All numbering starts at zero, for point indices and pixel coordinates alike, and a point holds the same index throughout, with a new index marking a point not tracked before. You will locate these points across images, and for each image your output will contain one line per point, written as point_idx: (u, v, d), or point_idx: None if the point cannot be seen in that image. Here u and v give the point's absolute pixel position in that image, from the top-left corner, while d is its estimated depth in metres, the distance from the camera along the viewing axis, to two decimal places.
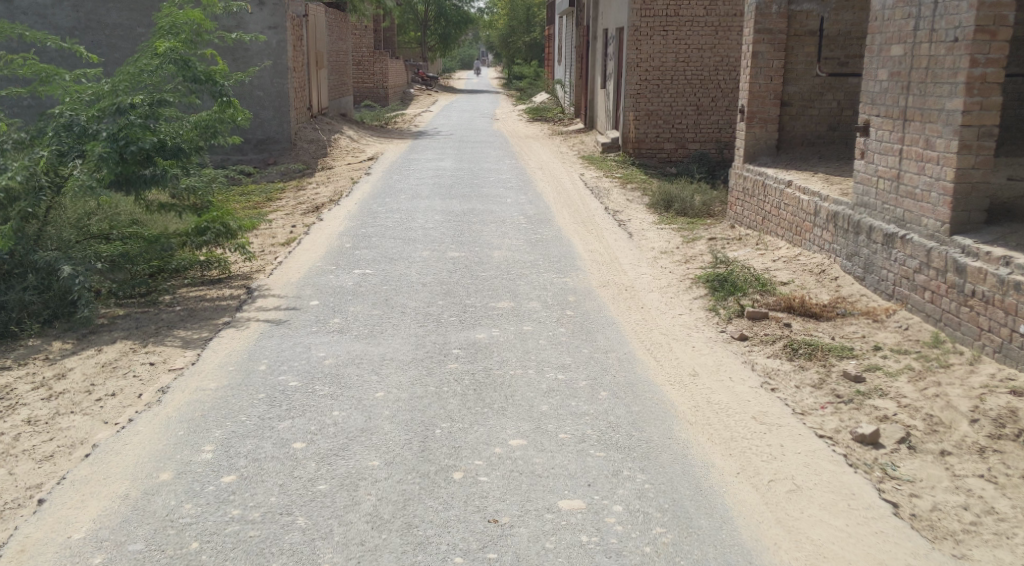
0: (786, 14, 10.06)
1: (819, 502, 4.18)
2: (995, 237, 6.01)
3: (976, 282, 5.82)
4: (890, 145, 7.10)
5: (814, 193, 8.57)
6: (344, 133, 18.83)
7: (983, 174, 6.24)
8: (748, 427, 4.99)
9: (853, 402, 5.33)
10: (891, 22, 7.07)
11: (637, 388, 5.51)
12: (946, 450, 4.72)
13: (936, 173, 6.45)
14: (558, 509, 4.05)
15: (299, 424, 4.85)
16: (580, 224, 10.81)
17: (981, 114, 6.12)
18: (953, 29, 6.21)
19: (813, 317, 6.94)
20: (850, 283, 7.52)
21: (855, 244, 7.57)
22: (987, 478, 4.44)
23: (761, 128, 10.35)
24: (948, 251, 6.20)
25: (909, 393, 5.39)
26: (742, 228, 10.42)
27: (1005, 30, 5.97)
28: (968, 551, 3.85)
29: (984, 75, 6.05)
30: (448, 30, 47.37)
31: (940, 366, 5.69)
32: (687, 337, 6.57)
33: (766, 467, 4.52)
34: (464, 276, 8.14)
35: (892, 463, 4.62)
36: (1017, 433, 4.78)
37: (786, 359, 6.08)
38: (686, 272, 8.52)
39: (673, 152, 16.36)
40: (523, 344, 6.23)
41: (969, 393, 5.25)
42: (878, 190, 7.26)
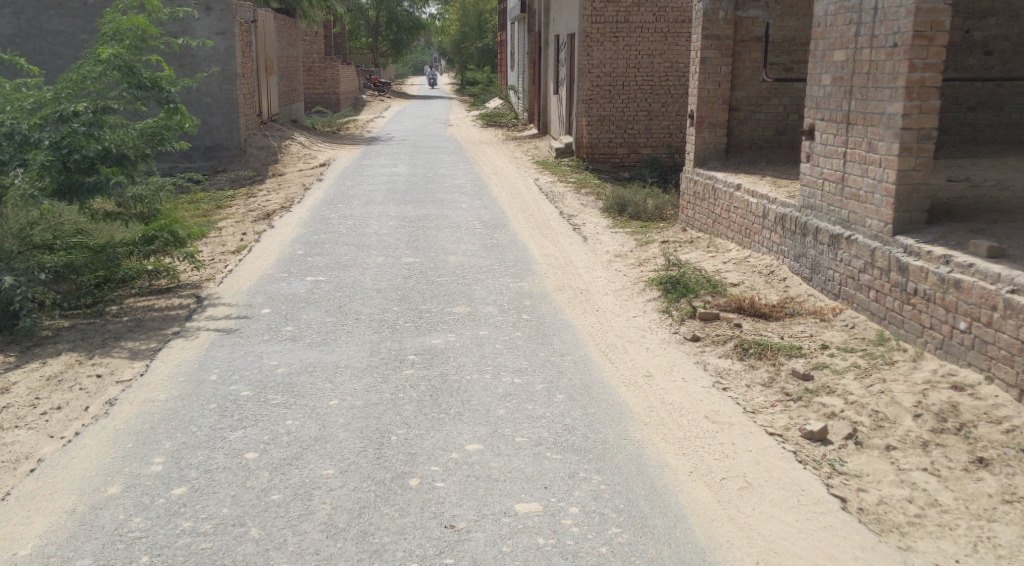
0: (732, 20, 10.22)
1: (770, 499, 4.25)
2: (935, 236, 6.18)
3: (918, 281, 5.97)
4: (834, 148, 7.26)
5: (762, 196, 8.71)
6: (295, 139, 18.69)
7: (924, 175, 6.41)
8: (701, 426, 5.05)
9: (802, 400, 5.44)
10: (833, 28, 7.23)
11: (594, 390, 5.55)
12: (891, 445, 4.84)
13: (878, 175, 6.60)
14: (514, 512, 4.06)
15: (251, 434, 4.80)
16: (536, 229, 10.82)
17: (920, 117, 6.28)
18: (893, 34, 6.36)
19: (762, 317, 7.07)
20: (798, 284, 7.67)
21: (802, 245, 7.72)
22: (930, 472, 4.55)
23: (710, 133, 10.52)
24: (891, 250, 6.36)
25: (856, 390, 5.51)
26: (694, 231, 10.56)
27: (941, 35, 6.14)
28: (913, 543, 3.94)
29: (922, 79, 6.22)
30: (400, 35, 47.32)
31: (885, 363, 5.83)
32: (642, 339, 6.64)
33: (719, 465, 4.59)
34: (420, 282, 8.12)
35: (840, 458, 4.73)
36: (958, 427, 4.90)
37: (737, 359, 6.19)
38: (640, 274, 8.60)
39: (626, 156, 16.48)
40: (479, 349, 6.24)
41: (913, 390, 5.38)
42: (824, 193, 7.41)
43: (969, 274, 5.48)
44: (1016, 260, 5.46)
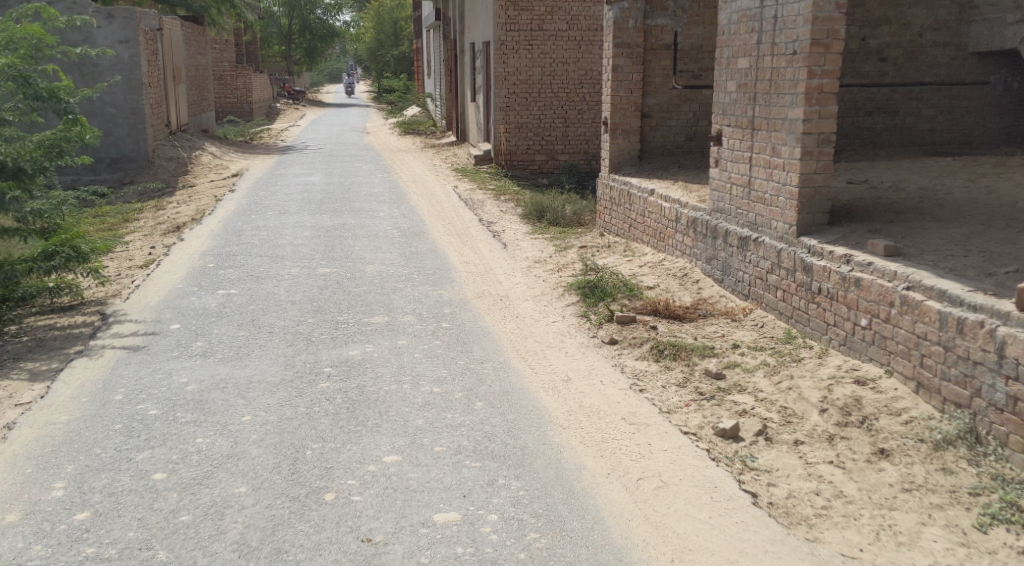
0: (642, 28, 10.41)
1: (684, 497, 4.34)
2: (836, 237, 6.41)
3: (821, 280, 6.18)
4: (740, 153, 7.47)
5: (674, 200, 8.90)
6: (206, 150, 18.27)
7: (824, 178, 6.64)
8: (618, 428, 5.12)
9: (715, 398, 5.58)
10: (736, 36, 7.45)
11: (513, 396, 5.58)
12: (799, 440, 4.99)
13: (782, 178, 6.81)
14: (433, 523, 4.05)
15: (159, 454, 4.66)
16: (455, 237, 10.81)
17: (820, 122, 6.51)
18: (792, 42, 6.58)
19: (677, 319, 7.22)
20: (710, 286, 7.85)
21: (714, 248, 7.91)
22: (836, 464, 4.72)
23: (624, 140, 10.69)
24: (796, 251, 6.57)
25: (766, 387, 5.68)
26: (611, 236, 10.71)
27: (837, 43, 6.38)
28: (820, 534, 4.07)
29: (821, 85, 6.45)
30: (314, 43, 46.74)
31: (793, 360, 6.02)
32: (560, 344, 6.69)
33: (635, 466, 4.66)
34: (336, 292, 8.02)
35: (751, 454, 4.86)
36: (861, 420, 5.09)
37: (652, 360, 6.30)
38: (559, 280, 8.68)
39: (544, 163, 16.66)
40: (396, 359, 6.20)
41: (819, 385, 5.57)
42: (732, 196, 7.61)
43: (868, 272, 5.70)
44: (910, 258, 5.71)
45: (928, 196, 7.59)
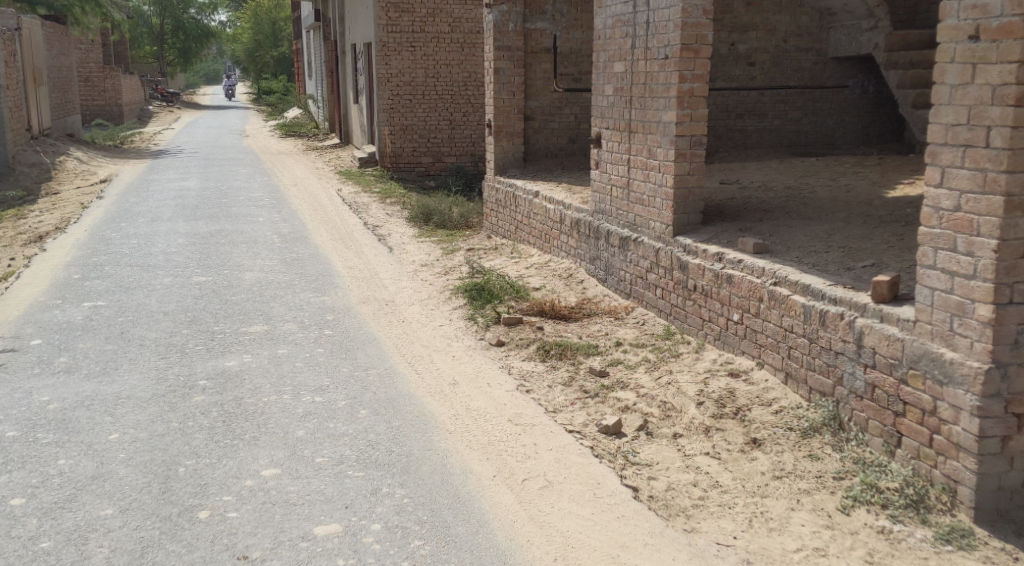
0: (522, 31, 10.50)
1: (569, 495, 4.39)
2: (709, 236, 6.62)
3: (696, 278, 6.37)
4: (618, 155, 7.62)
5: (558, 201, 9.02)
6: (72, 155, 17.39)
7: (698, 179, 6.85)
8: (504, 430, 5.14)
9: (598, 396, 5.67)
10: (612, 41, 7.61)
11: (398, 403, 5.52)
12: (678, 433, 5.14)
13: (658, 180, 6.99)
14: (313, 536, 3.96)
15: (18, 479, 4.40)
16: (338, 241, 10.63)
17: (691, 125, 6.72)
18: (664, 47, 6.76)
19: (562, 318, 7.31)
20: (595, 285, 8.00)
21: (596, 248, 8.05)
22: (712, 455, 4.87)
23: (508, 142, 10.76)
24: (673, 250, 6.76)
25: (647, 383, 5.82)
26: (498, 237, 10.77)
27: (705, 48, 6.60)
28: (698, 525, 4.20)
29: (692, 89, 6.65)
30: (188, 44, 45.17)
31: (672, 355, 6.19)
32: (446, 348, 6.67)
33: (520, 466, 4.69)
34: (213, 301, 7.76)
35: (633, 450, 4.96)
36: (735, 411, 5.28)
37: (539, 361, 6.35)
38: (445, 283, 8.66)
39: (431, 165, 16.61)
40: (276, 369, 6.04)
41: (696, 379, 5.75)
42: (612, 198, 7.77)
43: (738, 269, 5.91)
44: (777, 254, 5.95)
45: (794, 195, 7.95)
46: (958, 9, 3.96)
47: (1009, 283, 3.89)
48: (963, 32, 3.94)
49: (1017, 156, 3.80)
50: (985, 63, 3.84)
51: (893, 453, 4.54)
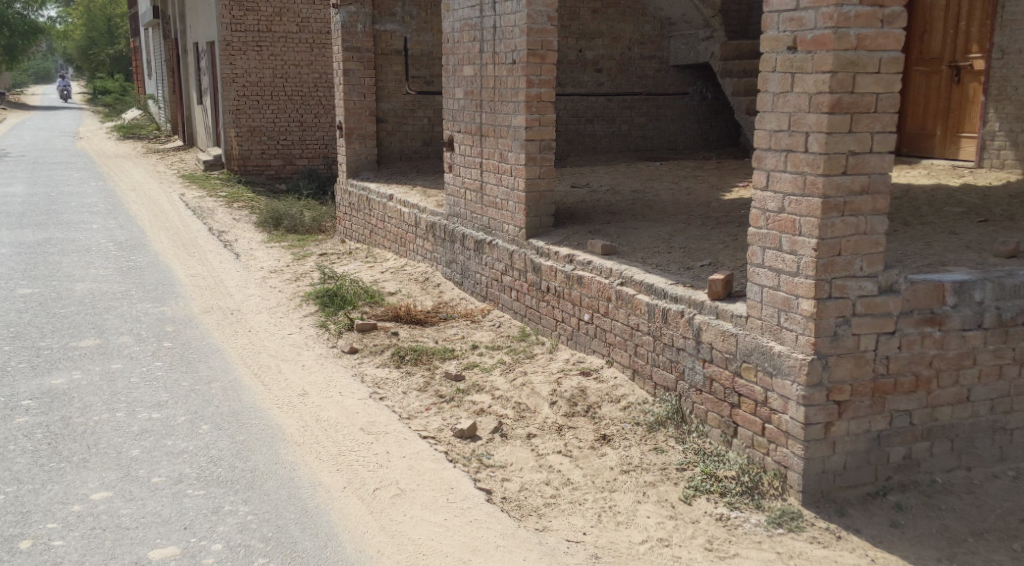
0: (371, 33, 10.38)
1: (421, 503, 4.36)
2: (559, 238, 6.74)
3: (549, 279, 6.47)
4: (471, 158, 7.65)
5: (412, 205, 8.97)
6: None
7: (548, 182, 6.95)
8: (355, 439, 5.06)
9: (454, 400, 5.67)
10: (460, 45, 7.63)
11: (243, 416, 5.33)
12: (531, 433, 5.20)
13: (510, 183, 7.05)
14: (148, 560, 3.77)
15: None
16: (181, 249, 10.18)
17: (541, 130, 6.81)
18: (512, 52, 6.83)
19: (418, 323, 7.26)
20: (450, 288, 8.00)
21: (451, 251, 8.06)
22: (564, 453, 4.96)
23: (360, 145, 10.61)
24: (525, 253, 6.84)
25: (502, 385, 5.87)
26: (352, 242, 10.60)
27: (551, 53, 6.72)
28: (549, 523, 4.26)
29: (540, 94, 6.75)
30: (13, 39, 42.18)
31: (527, 357, 6.27)
32: (296, 357, 6.50)
33: (372, 476, 4.63)
34: (39, 315, 7.26)
35: (487, 452, 4.99)
36: (587, 409, 5.40)
37: (394, 367, 6.29)
38: (296, 290, 8.44)
39: (282, 168, 16.17)
40: (110, 385, 5.71)
41: (550, 379, 5.85)
42: (466, 201, 7.79)
43: (588, 270, 6.04)
44: (624, 255, 6.12)
45: (640, 198, 8.22)
46: (778, 22, 4.20)
47: (828, 279, 4.15)
48: (783, 43, 4.17)
49: (832, 160, 4.04)
50: (802, 72, 4.08)
51: (730, 443, 4.75)
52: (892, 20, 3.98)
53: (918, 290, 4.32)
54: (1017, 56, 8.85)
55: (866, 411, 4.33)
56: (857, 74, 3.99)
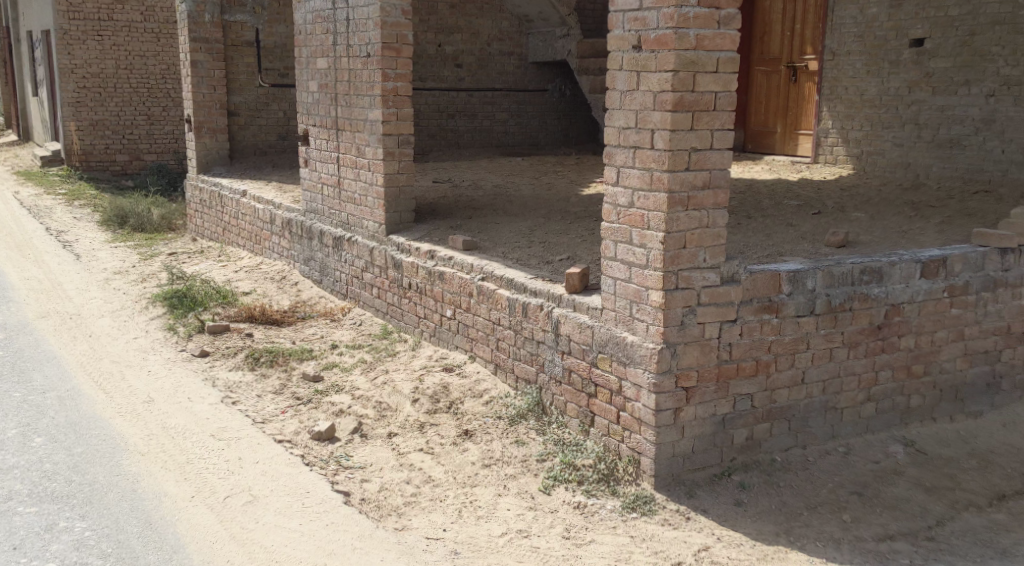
0: (220, 24, 10.01)
1: (273, 509, 4.24)
2: (420, 233, 6.70)
3: (410, 275, 6.41)
4: (327, 153, 7.50)
5: (267, 201, 8.71)
6: None
7: (407, 177, 6.89)
8: (205, 446, 4.87)
9: (312, 402, 5.56)
10: (313, 37, 7.46)
11: (82, 426, 5.04)
12: (392, 432, 5.16)
13: (367, 178, 6.95)
14: None
15: None
16: (13, 250, 9.52)
17: (398, 124, 6.75)
18: (366, 46, 6.73)
19: (274, 323, 7.06)
20: (309, 287, 7.82)
21: (310, 249, 7.88)
22: (426, 451, 4.95)
23: (211, 139, 10.21)
24: (386, 249, 6.76)
25: (362, 384, 5.79)
26: (204, 240, 10.20)
27: (406, 47, 6.66)
28: (408, 522, 4.24)
29: (395, 88, 6.69)
30: None
31: (388, 355, 6.21)
32: (142, 362, 6.20)
33: (222, 483, 4.47)
34: None
35: (346, 454, 4.92)
36: (449, 406, 5.39)
37: (248, 370, 6.09)
38: (142, 291, 8.05)
39: (128, 163, 15.30)
40: None
41: (411, 377, 5.81)
42: (323, 197, 7.64)
43: (449, 265, 6.03)
44: (485, 250, 6.15)
45: (501, 193, 8.29)
46: (623, 21, 4.31)
47: (675, 271, 4.30)
48: (628, 42, 4.29)
49: (676, 157, 4.19)
50: (646, 71, 4.21)
51: (588, 432, 4.85)
52: (728, 21, 4.15)
53: (756, 279, 4.53)
54: (845, 58, 9.42)
55: (712, 395, 4.52)
56: (697, 73, 4.15)
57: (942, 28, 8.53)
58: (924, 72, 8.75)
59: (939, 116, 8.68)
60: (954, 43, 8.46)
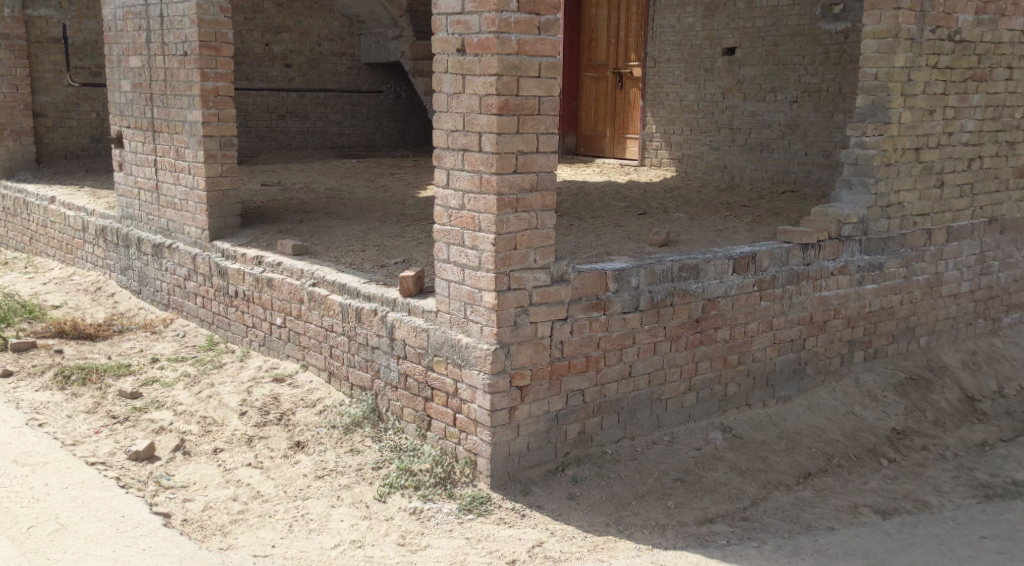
0: (21, 18, 9.28)
1: (85, 536, 3.96)
2: (247, 239, 6.46)
3: (237, 283, 6.15)
4: (144, 156, 7.11)
5: (79, 208, 8.16)
6: None
7: (231, 181, 6.63)
8: (6, 474, 4.50)
9: (129, 420, 5.28)
10: (124, 33, 7.05)
11: None
12: (218, 448, 4.97)
13: (188, 182, 6.64)
14: None
15: None
16: None
17: (219, 125, 6.48)
18: (182, 43, 6.42)
19: (87, 338, 6.63)
20: (127, 298, 7.38)
21: (127, 257, 7.44)
22: (254, 465, 4.80)
23: (13, 141, 9.45)
24: (210, 256, 6.46)
25: (185, 399, 5.53)
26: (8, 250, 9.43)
27: (226, 46, 6.41)
28: (234, 541, 4.10)
29: (216, 88, 6.42)
30: None
31: (214, 367, 5.95)
32: None
33: (25, 513, 4.14)
34: None
35: (166, 473, 4.70)
36: (279, 417, 5.22)
37: (57, 389, 5.69)
38: None
39: None
40: None
41: (239, 389, 5.58)
42: (140, 202, 7.23)
43: (278, 271, 5.83)
44: (316, 255, 5.99)
45: (334, 196, 8.11)
46: (446, 24, 4.31)
47: (506, 272, 4.33)
48: (452, 45, 4.30)
49: (503, 159, 4.22)
50: (471, 74, 4.23)
51: (424, 436, 4.81)
52: (548, 27, 4.23)
53: (585, 278, 4.64)
54: (666, 65, 9.85)
55: (545, 393, 4.59)
56: (520, 78, 4.20)
57: (750, 38, 9.08)
58: (736, 79, 9.28)
59: (750, 121, 9.24)
60: (761, 52, 9.02)
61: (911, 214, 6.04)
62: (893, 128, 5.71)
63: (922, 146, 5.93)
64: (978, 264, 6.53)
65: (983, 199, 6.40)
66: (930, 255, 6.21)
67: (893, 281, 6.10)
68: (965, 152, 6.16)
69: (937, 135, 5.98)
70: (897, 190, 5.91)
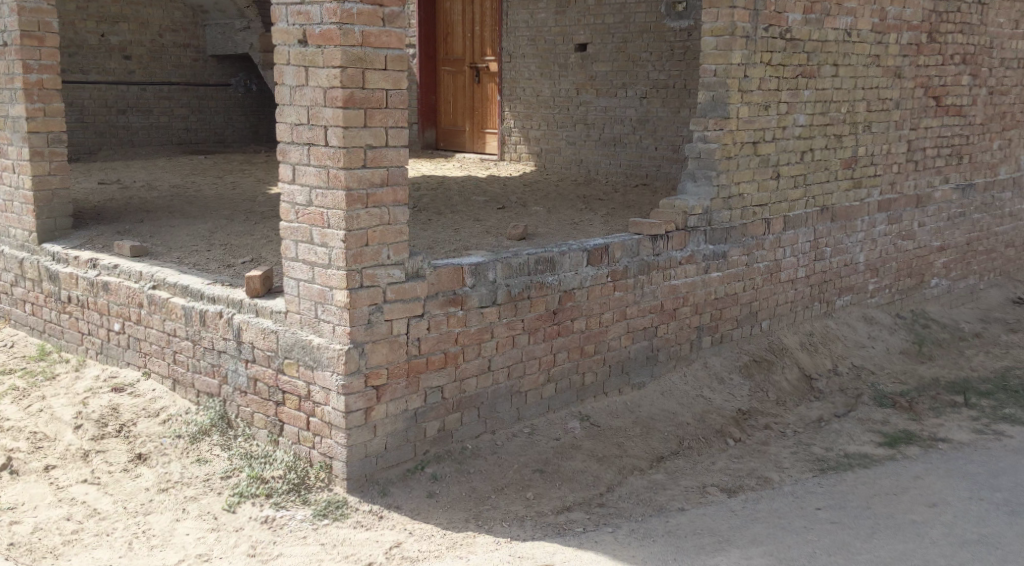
0: None
1: None
2: (79, 241, 6.07)
3: (70, 288, 5.77)
4: None
5: None
6: None
7: (61, 180, 6.22)
8: None
9: None
10: None
11: None
12: (50, 465, 4.72)
13: (12, 181, 6.18)
14: None
15: None
16: None
17: (46, 121, 6.06)
18: (1, 32, 5.97)
19: None
20: None
21: None
22: (91, 482, 4.57)
23: None
24: (39, 260, 6.04)
25: (13, 415, 5.20)
26: None
27: (50, 36, 5.99)
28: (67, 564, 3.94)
29: (40, 81, 5.99)
30: None
31: (46, 379, 5.59)
32: None
33: None
34: None
35: None
36: (118, 429, 4.97)
37: None
38: None
39: None
40: None
41: (74, 401, 5.27)
42: None
43: (114, 275, 5.49)
44: (156, 256, 5.69)
45: (178, 194, 7.74)
46: (286, 15, 4.17)
47: (358, 270, 4.24)
48: (293, 37, 4.17)
49: (351, 154, 4.11)
50: (313, 67, 4.11)
51: (277, 441, 4.66)
52: (393, 19, 4.15)
53: (440, 273, 4.59)
54: (521, 60, 9.93)
55: (403, 391, 4.53)
56: (365, 70, 4.10)
57: (601, 35, 9.26)
58: (589, 75, 9.45)
59: (604, 117, 9.43)
60: (612, 49, 9.22)
61: (751, 204, 6.31)
62: (732, 122, 5.96)
63: (759, 140, 6.21)
64: (812, 251, 6.87)
65: (816, 189, 6.75)
66: (769, 243, 6.51)
67: (737, 268, 6.35)
68: (797, 145, 6.49)
69: (772, 129, 6.27)
70: (738, 182, 6.15)
